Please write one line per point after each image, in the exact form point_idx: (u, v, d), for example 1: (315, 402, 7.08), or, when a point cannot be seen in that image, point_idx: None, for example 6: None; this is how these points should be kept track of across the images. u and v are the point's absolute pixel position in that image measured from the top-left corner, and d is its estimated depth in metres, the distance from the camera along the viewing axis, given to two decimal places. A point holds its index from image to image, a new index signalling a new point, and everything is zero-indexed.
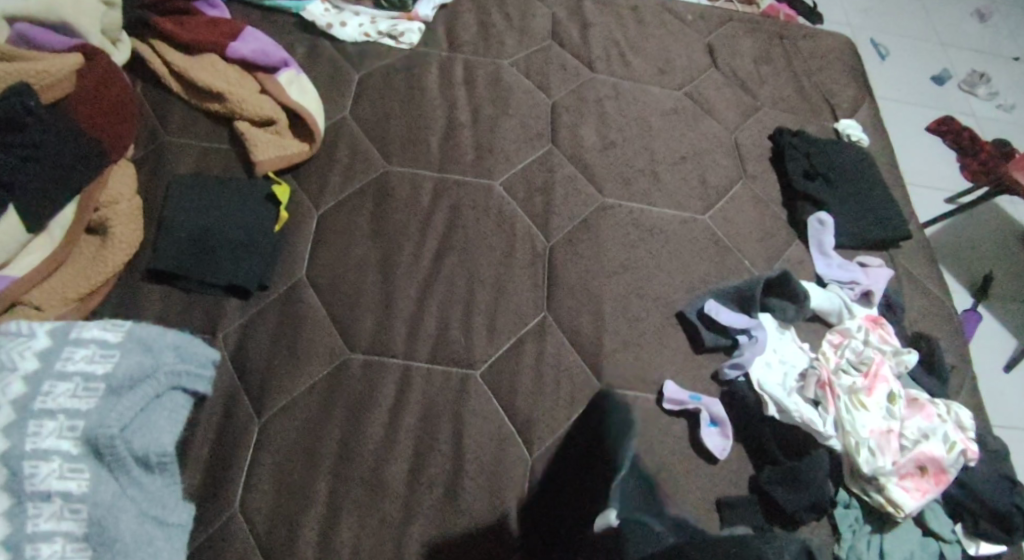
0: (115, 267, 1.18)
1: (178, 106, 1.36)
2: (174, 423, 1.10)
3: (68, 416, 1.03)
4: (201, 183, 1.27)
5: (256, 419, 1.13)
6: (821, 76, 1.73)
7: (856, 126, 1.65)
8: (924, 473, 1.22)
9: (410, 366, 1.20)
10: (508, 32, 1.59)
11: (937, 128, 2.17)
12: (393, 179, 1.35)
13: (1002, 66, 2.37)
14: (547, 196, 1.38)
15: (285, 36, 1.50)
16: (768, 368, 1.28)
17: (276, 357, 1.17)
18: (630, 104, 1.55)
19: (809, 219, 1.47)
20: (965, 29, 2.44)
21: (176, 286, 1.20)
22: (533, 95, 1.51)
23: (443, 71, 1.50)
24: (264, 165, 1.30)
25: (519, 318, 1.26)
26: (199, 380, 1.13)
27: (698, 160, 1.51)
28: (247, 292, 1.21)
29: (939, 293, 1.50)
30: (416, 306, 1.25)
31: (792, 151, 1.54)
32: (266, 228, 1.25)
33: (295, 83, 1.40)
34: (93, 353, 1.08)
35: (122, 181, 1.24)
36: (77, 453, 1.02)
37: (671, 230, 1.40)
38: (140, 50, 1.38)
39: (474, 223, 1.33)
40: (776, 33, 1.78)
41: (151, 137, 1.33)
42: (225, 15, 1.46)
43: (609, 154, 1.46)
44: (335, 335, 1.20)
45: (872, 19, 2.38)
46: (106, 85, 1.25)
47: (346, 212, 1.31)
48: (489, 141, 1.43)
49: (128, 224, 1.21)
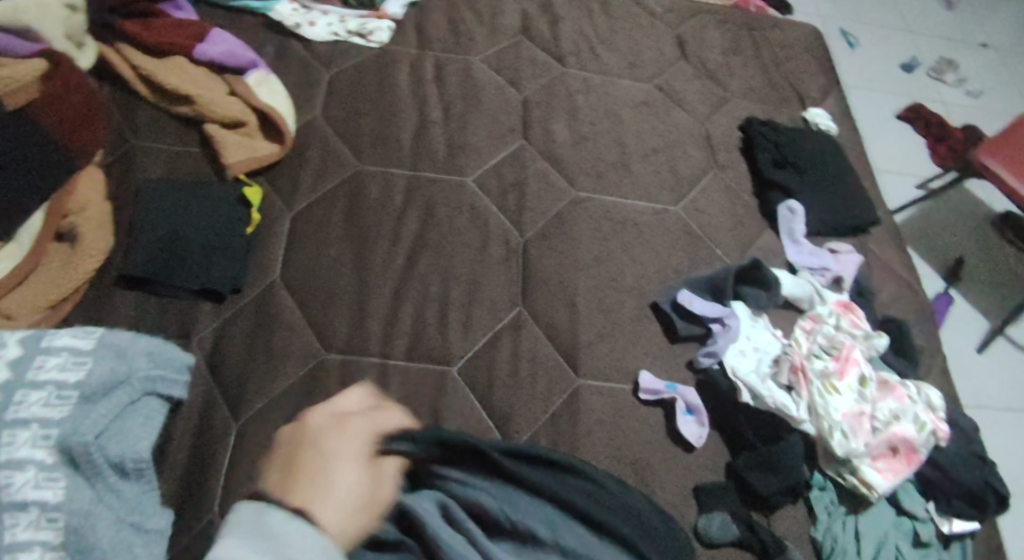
0: (86, 274, 1.17)
1: (145, 108, 1.34)
2: (149, 429, 1.09)
3: (41, 424, 1.03)
4: (171, 187, 1.26)
5: (233, 422, 1.13)
6: (789, 67, 1.74)
7: (824, 115, 1.67)
8: (896, 454, 1.24)
9: (387, 364, 1.20)
10: (478, 29, 1.59)
11: (906, 115, 2.20)
12: (365, 177, 1.35)
13: (968, 52, 2.41)
14: (519, 192, 1.39)
15: (253, 36, 1.49)
16: (742, 355, 1.29)
17: (251, 360, 1.17)
18: (601, 98, 1.55)
19: (779, 208, 1.49)
20: (931, 16, 2.48)
21: (148, 291, 1.19)
22: (504, 91, 1.51)
23: (414, 69, 1.50)
24: (235, 167, 1.29)
25: (493, 313, 1.27)
26: (175, 385, 1.13)
27: (669, 152, 1.52)
28: (220, 295, 1.20)
29: (909, 278, 1.52)
30: (390, 305, 1.24)
31: (762, 141, 1.55)
32: (237, 230, 1.24)
33: (263, 85, 1.40)
34: (66, 361, 1.07)
35: (90, 186, 1.22)
36: (52, 462, 1.02)
37: (644, 222, 1.41)
38: (105, 52, 1.36)
39: (447, 221, 1.33)
40: (745, 24, 1.79)
41: (119, 141, 1.30)
42: (191, 16, 1.45)
43: (582, 149, 1.47)
44: (310, 336, 1.20)
45: (840, 8, 2.40)
46: (74, 89, 1.25)
47: (319, 212, 1.30)
48: (460, 139, 1.42)
49: (97, 229, 1.20)
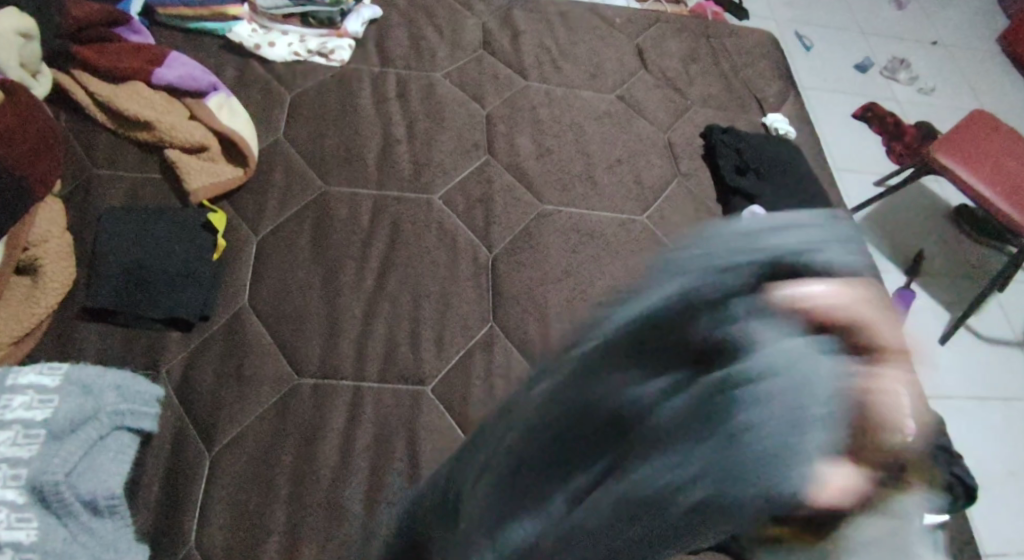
0: (48, 308, 1.14)
1: (103, 135, 1.32)
2: (119, 464, 1.07)
3: (10, 464, 1.01)
4: (133, 216, 1.24)
5: (207, 453, 1.11)
6: (748, 73, 1.77)
7: (782, 119, 1.69)
8: None
9: (361, 387, 1.19)
10: (439, 44, 1.59)
11: (863, 114, 2.24)
12: (331, 199, 1.34)
13: (918, 51, 2.47)
14: (487, 207, 1.39)
15: (211, 57, 1.47)
16: None
17: (222, 388, 1.15)
18: (564, 110, 1.56)
19: (743, 213, 1.49)
20: (882, 16, 2.53)
21: (114, 322, 1.17)
22: (467, 106, 1.51)
23: (376, 87, 1.49)
24: (198, 193, 1.28)
25: (465, 330, 1.27)
26: (145, 418, 1.10)
27: (633, 162, 1.53)
28: (188, 323, 1.19)
29: None
30: (362, 326, 1.24)
31: (722, 148, 1.58)
32: (202, 257, 1.23)
33: (225, 107, 1.38)
34: (33, 399, 1.05)
35: (51, 218, 1.21)
36: (23, 502, 1.00)
37: (611, 233, 1.42)
38: (61, 81, 1.34)
39: (415, 239, 1.33)
40: (702, 32, 1.81)
41: (77, 169, 1.28)
42: (148, 39, 1.43)
43: (546, 162, 1.47)
44: (281, 361, 1.19)
45: (794, 11, 2.44)
46: (31, 119, 1.22)
47: (286, 234, 1.29)
48: (427, 155, 1.42)
49: (60, 261, 1.18)
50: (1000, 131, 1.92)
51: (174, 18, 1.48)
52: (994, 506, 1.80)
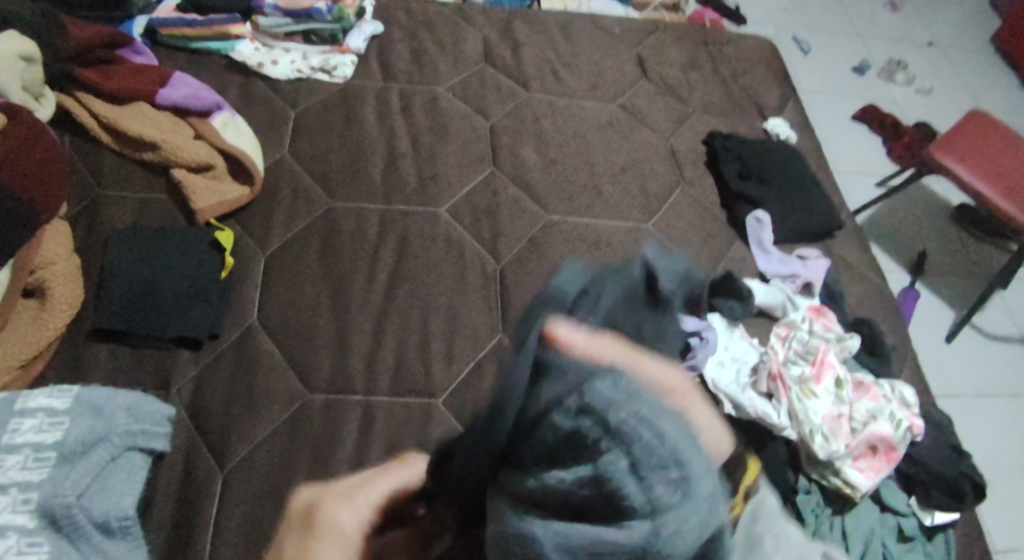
0: (57, 329, 1.15)
1: (108, 156, 1.32)
2: (132, 484, 1.06)
3: (21, 488, 1.01)
4: (140, 237, 1.23)
5: (220, 470, 1.10)
6: (747, 78, 1.78)
7: (784, 124, 1.70)
8: (876, 453, 1.28)
9: (371, 401, 1.18)
10: (441, 57, 1.59)
11: (862, 117, 2.25)
12: (337, 215, 1.33)
13: (914, 52, 2.49)
14: (492, 219, 1.39)
15: (214, 76, 1.48)
16: (721, 367, 1.32)
17: (232, 407, 1.14)
18: (567, 120, 1.57)
19: (747, 219, 1.51)
20: (878, 19, 2.56)
21: (124, 343, 1.17)
22: (471, 119, 1.51)
23: (380, 102, 1.50)
24: (206, 211, 1.28)
25: (475, 341, 1.26)
26: (156, 437, 1.09)
27: (637, 170, 1.53)
28: (198, 341, 1.18)
29: (875, 279, 1.56)
30: (372, 340, 1.23)
31: (725, 154, 1.58)
32: (210, 274, 1.22)
33: (229, 125, 1.38)
34: (42, 422, 1.05)
35: (57, 241, 1.20)
36: (34, 526, 1.00)
37: (617, 240, 1.42)
38: (64, 104, 1.34)
39: (423, 251, 1.33)
40: (701, 40, 1.82)
41: (84, 193, 1.28)
42: (151, 61, 1.44)
43: (551, 172, 1.48)
44: (291, 379, 1.18)
45: (792, 16, 2.46)
46: (35, 142, 1.22)
47: (295, 250, 1.29)
48: (431, 169, 1.43)
49: (67, 284, 1.17)
50: (997, 130, 1.93)
51: (174, 37, 1.50)
52: (1006, 507, 1.79)
